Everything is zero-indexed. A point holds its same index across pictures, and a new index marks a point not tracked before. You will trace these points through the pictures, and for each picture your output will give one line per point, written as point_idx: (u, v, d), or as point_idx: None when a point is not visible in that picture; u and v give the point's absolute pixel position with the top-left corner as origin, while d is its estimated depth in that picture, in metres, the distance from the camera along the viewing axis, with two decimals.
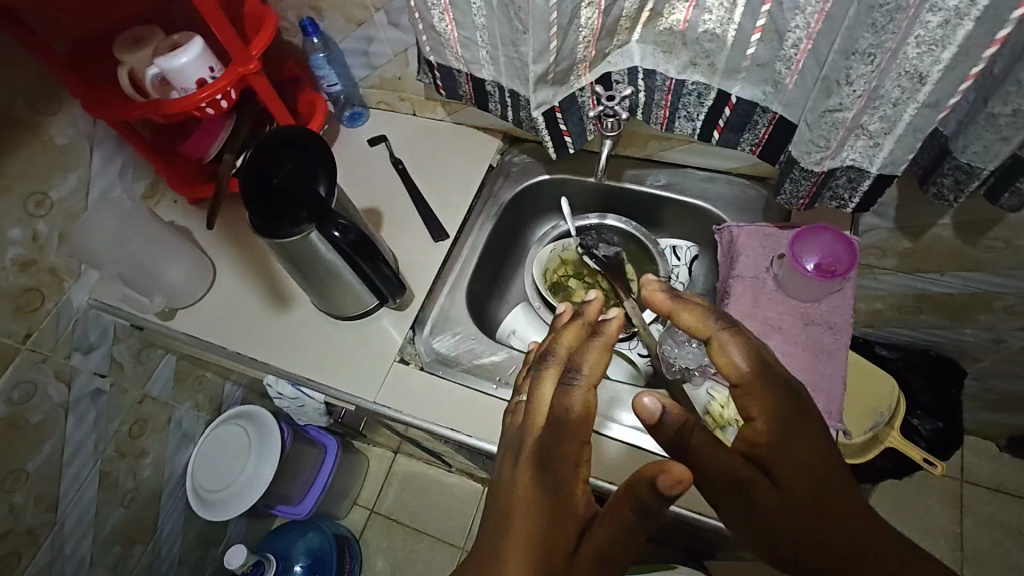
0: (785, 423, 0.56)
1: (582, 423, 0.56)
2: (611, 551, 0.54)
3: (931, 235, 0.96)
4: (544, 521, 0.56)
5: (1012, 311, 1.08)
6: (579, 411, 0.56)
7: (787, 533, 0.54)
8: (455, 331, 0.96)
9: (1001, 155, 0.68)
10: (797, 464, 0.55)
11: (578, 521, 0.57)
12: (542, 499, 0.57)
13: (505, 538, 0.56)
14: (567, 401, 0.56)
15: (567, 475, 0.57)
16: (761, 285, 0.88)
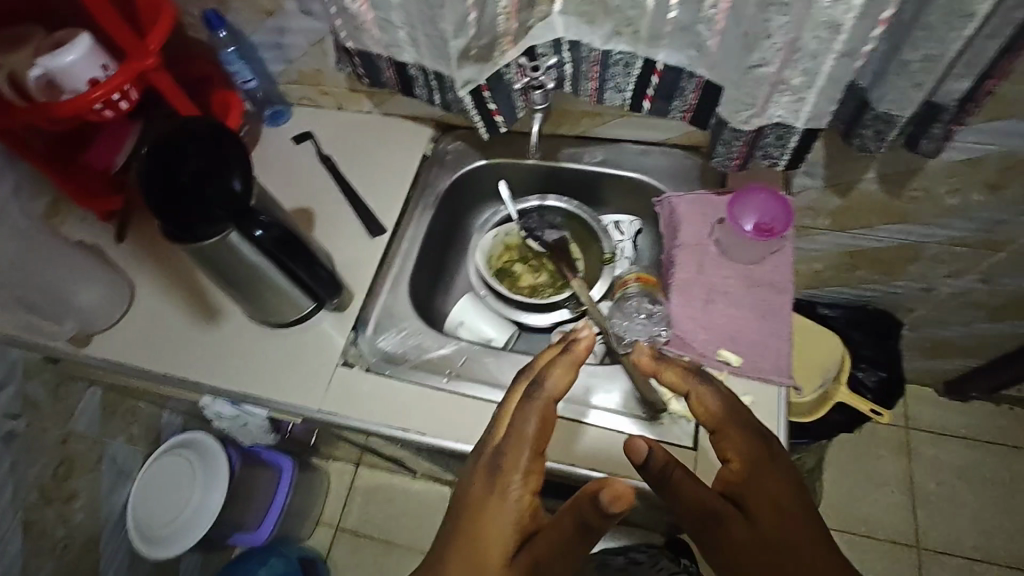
0: (756, 466, 0.63)
1: (539, 435, 0.61)
2: (548, 560, 0.56)
3: (859, 190, 0.99)
4: (495, 522, 0.60)
5: (937, 259, 1.13)
6: (537, 423, 0.61)
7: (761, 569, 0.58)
8: (401, 327, 0.92)
9: (915, 102, 0.70)
10: (767, 503, 0.61)
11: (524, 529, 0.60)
12: (494, 501, 0.61)
13: (465, 532, 0.60)
14: (528, 412, 0.62)
15: (517, 483, 0.61)
16: (703, 253, 0.88)
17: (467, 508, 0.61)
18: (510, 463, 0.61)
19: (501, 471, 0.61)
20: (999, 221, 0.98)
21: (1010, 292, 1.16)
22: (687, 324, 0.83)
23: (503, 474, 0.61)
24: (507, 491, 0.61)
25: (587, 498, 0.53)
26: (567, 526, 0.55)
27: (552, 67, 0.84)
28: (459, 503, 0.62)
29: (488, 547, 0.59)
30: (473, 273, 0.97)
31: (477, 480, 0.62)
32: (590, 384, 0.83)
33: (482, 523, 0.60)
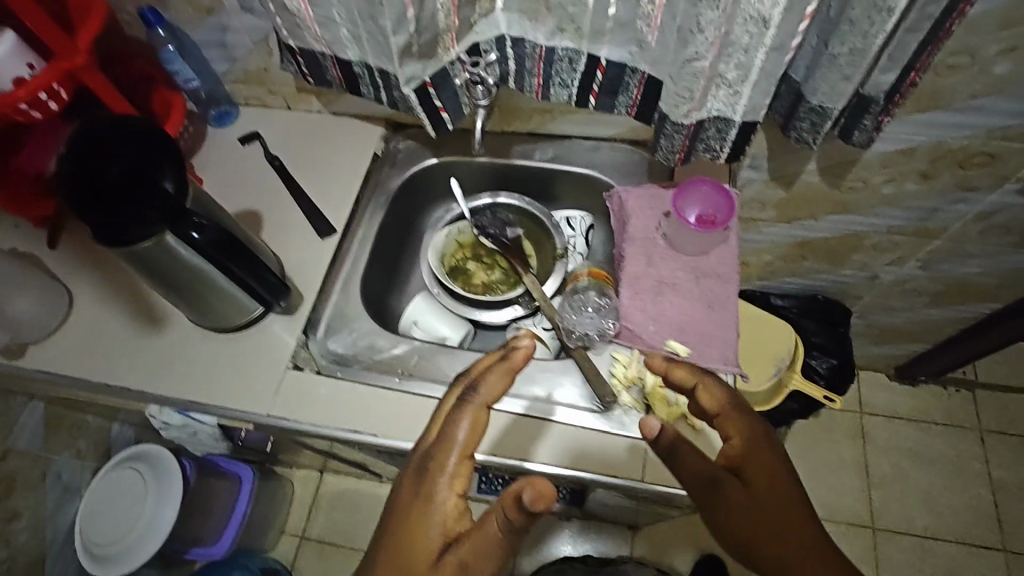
0: (758, 443, 0.64)
1: (468, 440, 0.61)
2: (473, 561, 0.56)
3: (802, 182, 1.02)
4: (422, 526, 0.59)
5: (879, 247, 1.17)
6: (467, 428, 0.61)
7: (757, 535, 0.59)
8: (352, 329, 0.90)
9: (845, 94, 0.73)
10: (766, 475, 0.62)
11: (447, 532, 0.59)
12: (423, 505, 0.60)
13: (397, 533, 0.59)
14: (460, 417, 0.62)
15: (441, 486, 0.60)
16: (652, 246, 0.89)
17: (398, 513, 0.60)
18: (436, 467, 0.61)
19: (429, 476, 0.60)
20: (933, 209, 1.02)
21: (948, 278, 1.21)
22: (636, 316, 0.85)
23: (431, 478, 0.61)
24: (434, 496, 0.60)
25: (512, 496, 0.54)
26: (493, 526, 0.56)
27: (491, 62, 0.85)
28: (391, 507, 0.61)
29: (414, 552, 0.58)
30: (426, 271, 0.96)
31: (406, 485, 0.61)
32: (543, 379, 0.83)
33: (410, 527, 0.59)
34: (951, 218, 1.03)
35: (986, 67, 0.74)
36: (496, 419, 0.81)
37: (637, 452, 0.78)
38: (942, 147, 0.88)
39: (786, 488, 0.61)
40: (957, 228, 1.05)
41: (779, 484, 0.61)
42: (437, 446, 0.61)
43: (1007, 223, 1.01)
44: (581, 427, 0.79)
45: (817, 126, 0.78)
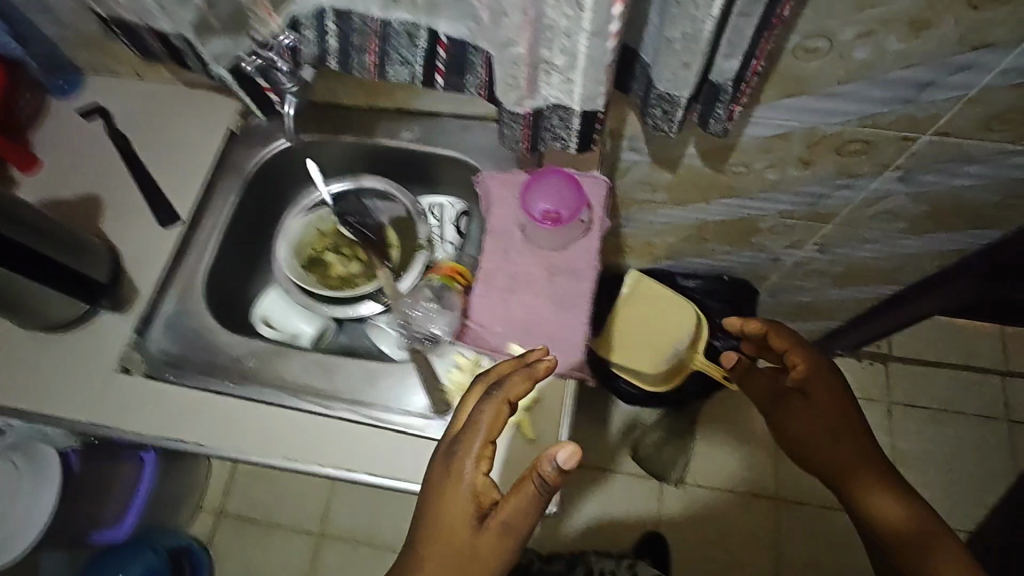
0: (814, 364, 0.83)
1: (491, 426, 0.64)
2: (512, 523, 0.61)
3: (686, 165, 0.96)
4: (459, 504, 0.63)
5: (775, 231, 1.12)
6: (489, 418, 0.64)
7: (807, 430, 0.83)
8: (193, 327, 0.85)
9: (689, 82, 0.67)
10: (825, 389, 0.83)
11: (483, 506, 0.63)
12: (458, 486, 0.64)
13: (439, 511, 0.64)
14: (482, 408, 0.65)
15: (469, 468, 0.64)
16: (510, 239, 0.84)
17: (432, 495, 0.64)
18: (464, 452, 0.64)
19: (457, 456, 0.64)
20: (820, 195, 0.97)
21: (846, 260, 1.17)
22: (485, 316, 0.80)
23: (457, 460, 0.64)
24: (462, 477, 0.64)
25: (544, 461, 0.60)
26: (527, 495, 0.61)
27: (283, 45, 0.74)
28: (424, 491, 0.65)
29: (449, 526, 0.63)
30: (278, 265, 0.89)
31: (438, 467, 0.65)
32: (384, 380, 0.79)
33: (445, 505, 0.63)
34: (839, 204, 0.99)
35: (846, 52, 0.68)
36: (324, 426, 0.76)
37: None
38: (817, 134, 0.82)
39: (838, 401, 0.82)
40: (846, 214, 1.01)
41: (837, 401, 0.82)
42: (468, 433, 0.64)
43: (893, 209, 0.97)
44: (411, 433, 0.75)
45: (670, 114, 0.72)
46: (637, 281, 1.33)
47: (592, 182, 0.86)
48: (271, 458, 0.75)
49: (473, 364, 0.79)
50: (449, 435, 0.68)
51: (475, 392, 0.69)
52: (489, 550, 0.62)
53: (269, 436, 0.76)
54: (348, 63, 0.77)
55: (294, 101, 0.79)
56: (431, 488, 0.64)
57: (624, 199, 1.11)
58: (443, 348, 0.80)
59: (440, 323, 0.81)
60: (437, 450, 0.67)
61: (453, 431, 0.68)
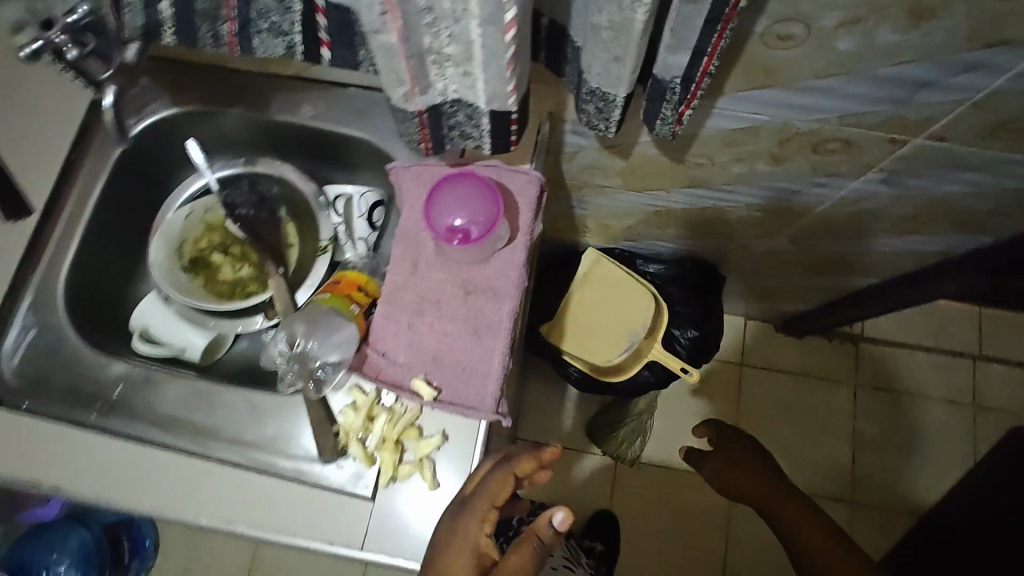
0: (729, 432, 1.14)
1: (500, 490, 0.59)
2: None
3: (638, 153, 0.82)
4: (460, 565, 0.57)
5: (743, 221, 1.00)
6: (499, 481, 0.59)
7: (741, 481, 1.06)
8: (52, 342, 0.72)
9: (624, 80, 0.52)
10: (741, 448, 1.11)
11: (484, 567, 0.58)
12: (461, 547, 0.58)
13: (439, 571, 0.58)
14: (494, 472, 0.60)
15: (474, 527, 0.58)
16: (420, 248, 0.71)
17: (435, 554, 0.59)
18: (467, 512, 0.59)
19: (461, 514, 0.59)
20: (793, 191, 0.84)
21: (819, 253, 1.06)
22: (386, 342, 0.68)
23: (462, 520, 0.59)
24: (464, 537, 0.58)
25: (542, 520, 0.57)
26: (528, 555, 0.56)
27: (72, 24, 0.54)
28: (427, 553, 0.60)
29: None
30: (153, 268, 0.76)
31: (442, 527, 0.60)
32: (271, 414, 0.69)
33: (444, 565, 0.58)
34: (814, 200, 0.86)
35: (827, 42, 0.53)
36: (198, 469, 0.66)
37: (361, 515, 0.65)
38: (791, 130, 0.68)
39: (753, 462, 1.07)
40: (822, 210, 0.89)
41: (746, 454, 1.09)
42: (474, 493, 0.60)
43: (873, 209, 0.85)
44: (298, 478, 0.66)
45: (606, 113, 0.58)
46: (595, 266, 1.22)
47: (519, 181, 0.72)
48: (137, 504, 0.66)
49: (369, 400, 0.68)
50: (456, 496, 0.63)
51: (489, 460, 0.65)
52: None
53: (135, 479, 0.66)
54: (195, 33, 0.60)
55: (111, 93, 0.61)
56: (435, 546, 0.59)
57: (573, 182, 0.97)
58: (338, 380, 0.69)
59: (326, 363, 0.67)
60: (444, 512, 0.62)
61: (460, 494, 0.63)
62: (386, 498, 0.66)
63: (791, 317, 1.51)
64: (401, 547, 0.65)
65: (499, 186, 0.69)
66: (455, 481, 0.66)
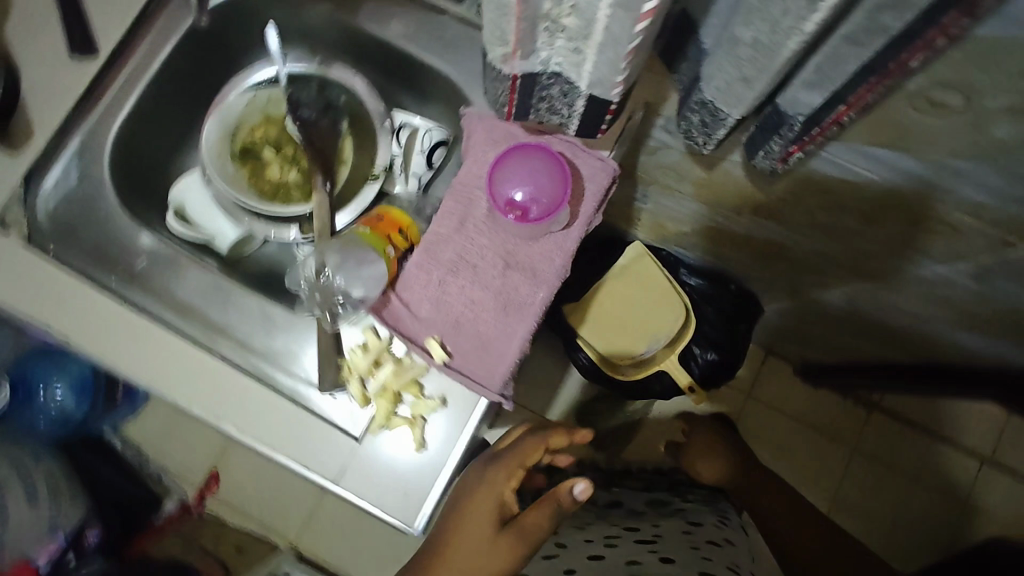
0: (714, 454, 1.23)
1: (530, 453, 0.69)
2: (527, 533, 0.63)
3: (723, 169, 0.76)
4: (483, 509, 0.65)
5: (804, 266, 0.94)
6: (531, 446, 0.69)
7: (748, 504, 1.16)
8: (92, 194, 0.71)
9: (744, 102, 0.47)
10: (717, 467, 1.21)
11: (502, 513, 0.65)
12: (485, 494, 0.66)
13: (462, 508, 0.66)
14: (528, 440, 0.70)
15: (502, 479, 0.67)
16: (471, 207, 0.67)
17: (460, 496, 0.67)
18: (498, 463, 0.68)
19: (493, 467, 0.68)
20: (869, 254, 0.79)
21: (868, 319, 1.01)
22: (412, 294, 0.66)
23: (491, 472, 0.68)
24: (492, 486, 0.67)
25: (563, 488, 0.64)
26: (545, 509, 0.64)
27: None
28: (454, 493, 0.68)
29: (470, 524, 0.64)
30: (202, 149, 0.74)
31: (471, 473, 0.69)
32: (284, 330, 0.68)
33: (471, 503, 0.66)
34: (888, 269, 0.80)
35: (981, 123, 0.46)
36: (199, 360, 0.66)
37: (341, 451, 0.65)
38: (897, 197, 0.62)
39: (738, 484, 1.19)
40: (892, 281, 0.83)
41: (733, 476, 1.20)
42: (507, 453, 0.70)
43: (948, 297, 0.79)
44: (291, 397, 0.66)
45: (711, 129, 0.53)
46: (639, 261, 1.19)
47: (593, 166, 0.67)
48: (132, 376, 0.66)
49: (381, 345, 0.67)
50: (489, 454, 0.72)
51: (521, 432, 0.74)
52: (498, 556, 0.62)
53: (135, 351, 0.67)
54: None
55: None
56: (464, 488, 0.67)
57: (644, 175, 0.91)
58: (354, 315, 0.68)
59: (348, 298, 0.66)
60: (475, 463, 0.71)
61: (493, 451, 0.72)
62: (371, 442, 0.66)
63: (811, 365, 1.45)
64: (373, 492, 0.65)
65: (569, 168, 0.65)
66: (442, 449, 0.66)
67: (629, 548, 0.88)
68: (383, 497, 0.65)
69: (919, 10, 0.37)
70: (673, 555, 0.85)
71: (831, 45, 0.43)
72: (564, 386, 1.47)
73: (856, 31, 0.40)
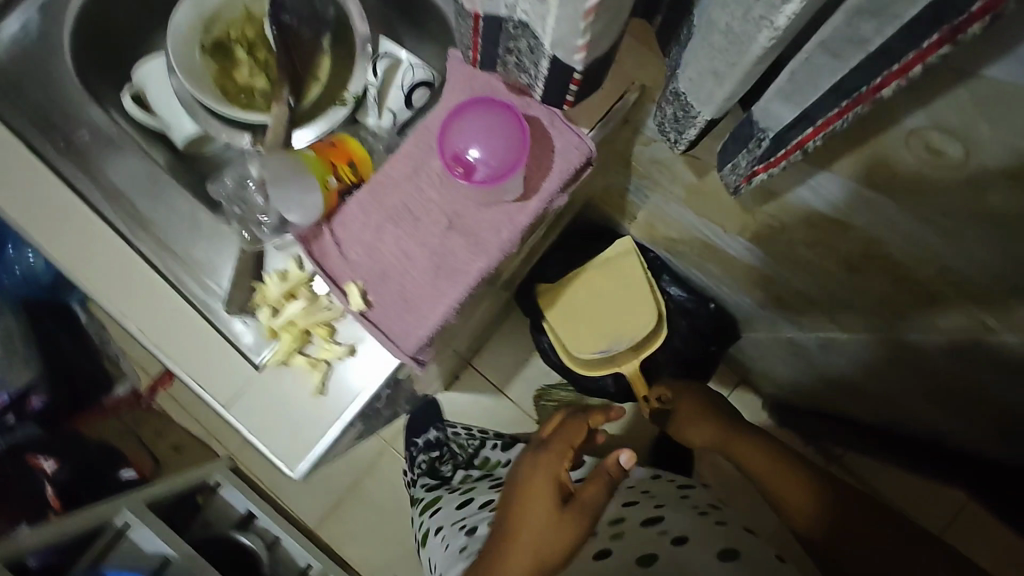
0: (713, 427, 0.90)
1: (572, 437, 0.72)
2: (593, 503, 0.60)
3: (712, 178, 0.70)
4: (542, 490, 0.62)
5: (785, 302, 0.88)
6: (574, 433, 0.73)
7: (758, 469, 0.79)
8: (47, 56, 0.67)
9: (715, 102, 0.42)
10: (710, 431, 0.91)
11: (561, 489, 0.63)
12: (547, 481, 0.63)
13: (523, 490, 0.63)
14: (573, 429, 0.74)
15: (555, 460, 0.67)
16: (427, 157, 0.63)
17: (517, 491, 0.64)
18: (546, 450, 0.70)
19: (542, 456, 0.69)
20: (849, 304, 0.72)
21: (840, 372, 0.94)
22: (346, 233, 0.63)
23: (542, 462, 0.67)
24: (547, 465, 0.66)
25: (611, 458, 0.64)
26: (601, 481, 0.62)
27: None
28: (510, 487, 0.66)
29: (529, 502, 0.61)
30: (168, 32, 0.69)
31: (524, 468, 0.68)
32: (209, 233, 0.67)
33: (529, 485, 0.63)
34: (868, 326, 0.74)
35: (975, 185, 0.39)
36: (117, 251, 0.63)
37: (236, 375, 0.63)
38: (882, 250, 0.55)
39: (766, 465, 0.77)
40: (869, 340, 0.76)
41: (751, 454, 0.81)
42: (553, 440, 0.72)
43: (920, 372, 0.72)
44: (199, 308, 0.64)
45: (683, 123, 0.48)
46: (625, 260, 1.13)
47: (567, 141, 0.62)
48: (42, 248, 0.63)
49: (299, 279, 0.64)
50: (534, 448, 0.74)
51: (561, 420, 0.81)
52: (562, 526, 0.57)
53: (50, 222, 0.63)
54: None
55: None
56: (519, 480, 0.65)
57: (640, 169, 0.86)
58: (282, 240, 0.65)
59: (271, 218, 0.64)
60: (523, 461, 0.71)
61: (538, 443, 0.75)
62: (268, 375, 0.63)
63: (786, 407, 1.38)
64: (258, 425, 0.62)
65: (530, 140, 0.60)
66: (340, 399, 0.63)
67: (637, 531, 0.67)
68: (268, 434, 0.62)
69: (895, 26, 0.30)
70: (689, 532, 0.63)
71: (807, 50, 0.37)
72: (526, 366, 1.44)
73: (834, 38, 0.34)
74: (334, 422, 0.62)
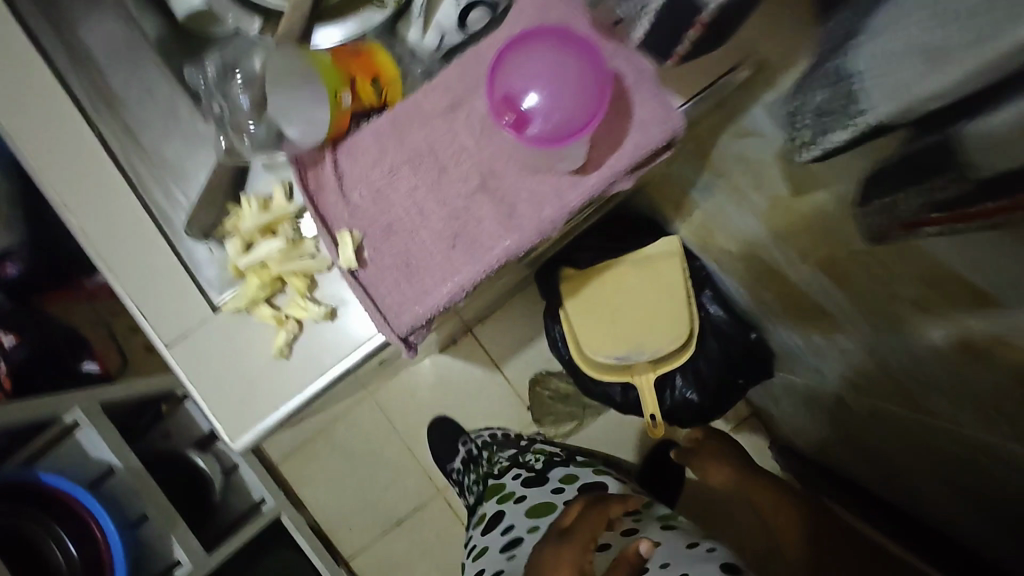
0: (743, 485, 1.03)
1: (596, 521, 0.70)
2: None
3: (813, 198, 0.56)
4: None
5: (848, 357, 0.74)
6: (596, 515, 0.71)
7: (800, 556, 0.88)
8: None
9: (918, 97, 0.27)
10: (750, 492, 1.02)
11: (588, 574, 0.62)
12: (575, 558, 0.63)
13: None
14: (591, 513, 0.71)
15: (581, 538, 0.66)
16: (473, 95, 0.50)
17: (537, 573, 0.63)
18: (568, 537, 0.66)
19: (564, 538, 0.66)
20: (925, 389, 0.60)
21: (876, 452, 0.83)
22: (352, 170, 0.51)
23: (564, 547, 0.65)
24: (573, 550, 0.64)
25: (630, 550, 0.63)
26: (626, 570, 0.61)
27: None
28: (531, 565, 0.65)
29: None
30: None
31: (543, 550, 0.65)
32: (183, 135, 0.52)
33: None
34: (949, 421, 0.59)
35: None
36: (71, 130, 0.51)
37: (186, 311, 0.51)
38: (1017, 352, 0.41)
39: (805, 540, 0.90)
40: (943, 433, 0.61)
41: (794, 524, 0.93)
42: (576, 529, 0.68)
43: (993, 491, 0.57)
44: (157, 220, 0.51)
45: (830, 124, 0.34)
46: (666, 265, 1.00)
47: (651, 113, 0.50)
48: None
49: (284, 212, 0.50)
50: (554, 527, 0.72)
51: (579, 505, 0.75)
52: None
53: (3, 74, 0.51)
54: None
55: None
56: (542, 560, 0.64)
57: (720, 163, 0.71)
58: (271, 159, 0.51)
59: (259, 129, 0.51)
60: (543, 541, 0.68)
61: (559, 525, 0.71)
62: (224, 320, 0.51)
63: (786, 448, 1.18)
64: (202, 377, 0.50)
65: (607, 89, 0.46)
66: (304, 369, 0.51)
67: None
68: (207, 391, 0.50)
69: None
70: None
71: None
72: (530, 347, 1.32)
73: None
74: (294, 393, 0.50)
